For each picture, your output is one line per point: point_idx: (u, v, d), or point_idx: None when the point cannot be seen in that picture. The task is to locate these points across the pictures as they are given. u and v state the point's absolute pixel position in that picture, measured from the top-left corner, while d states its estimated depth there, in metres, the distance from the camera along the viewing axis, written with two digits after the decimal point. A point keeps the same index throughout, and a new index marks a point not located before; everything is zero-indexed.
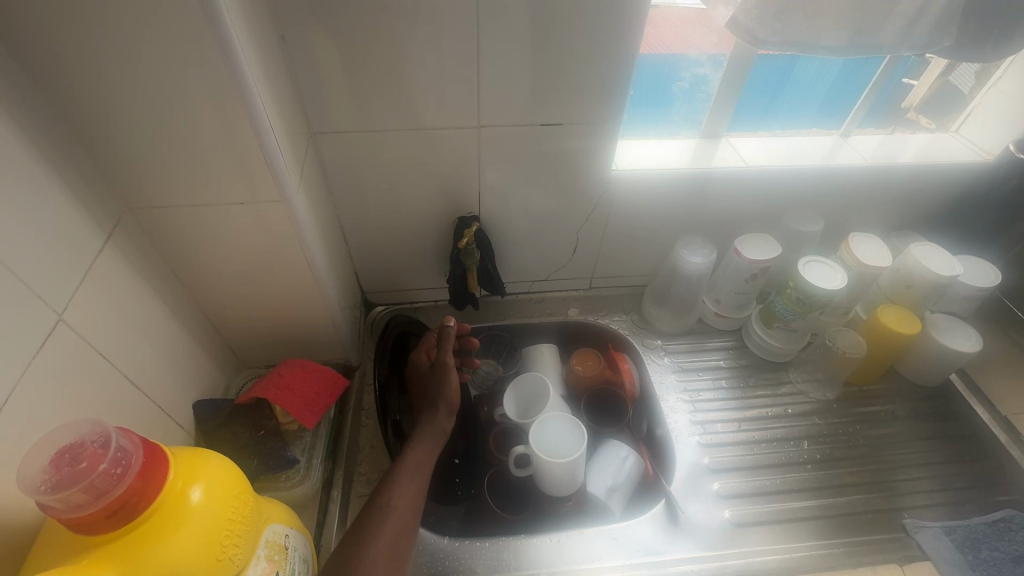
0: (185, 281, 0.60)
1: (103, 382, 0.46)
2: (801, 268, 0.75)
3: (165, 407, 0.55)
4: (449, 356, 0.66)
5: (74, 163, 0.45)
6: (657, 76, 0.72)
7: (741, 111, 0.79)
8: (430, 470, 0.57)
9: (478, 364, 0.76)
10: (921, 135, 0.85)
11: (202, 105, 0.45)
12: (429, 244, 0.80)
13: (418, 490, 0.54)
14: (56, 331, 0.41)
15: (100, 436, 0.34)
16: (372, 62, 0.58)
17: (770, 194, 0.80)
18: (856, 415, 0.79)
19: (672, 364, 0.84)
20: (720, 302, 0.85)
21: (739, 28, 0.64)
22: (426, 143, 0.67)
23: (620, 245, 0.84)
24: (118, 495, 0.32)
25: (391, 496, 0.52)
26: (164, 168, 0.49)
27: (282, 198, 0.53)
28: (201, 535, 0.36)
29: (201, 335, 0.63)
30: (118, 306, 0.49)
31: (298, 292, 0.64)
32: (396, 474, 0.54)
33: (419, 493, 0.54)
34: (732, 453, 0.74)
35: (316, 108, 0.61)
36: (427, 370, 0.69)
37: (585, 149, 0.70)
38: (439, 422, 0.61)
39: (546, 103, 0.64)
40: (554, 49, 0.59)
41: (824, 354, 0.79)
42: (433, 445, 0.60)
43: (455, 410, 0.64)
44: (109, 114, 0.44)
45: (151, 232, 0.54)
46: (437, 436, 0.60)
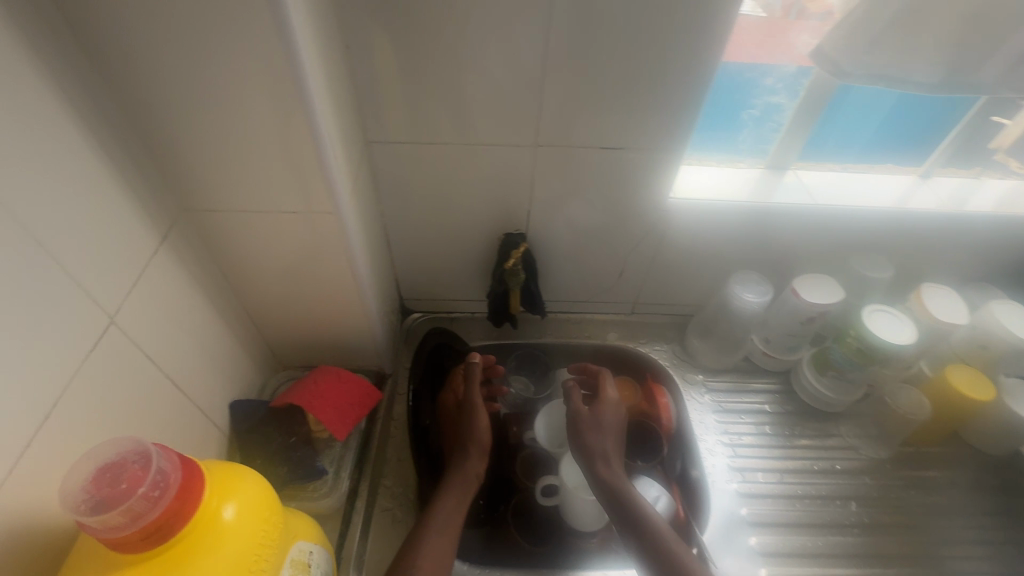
0: (232, 281, 0.60)
1: (148, 383, 0.46)
2: (867, 318, 0.70)
3: (202, 407, 0.55)
4: (477, 396, 0.65)
5: (136, 166, 0.45)
6: (726, 101, 0.68)
7: (814, 143, 0.74)
8: (461, 519, 0.56)
9: (505, 391, 0.77)
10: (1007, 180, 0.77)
11: (265, 115, 0.45)
12: (472, 257, 0.78)
13: (450, 541, 0.53)
14: (107, 333, 0.41)
15: (140, 455, 0.34)
16: (434, 75, 0.57)
17: (837, 234, 0.75)
18: (909, 479, 0.74)
19: (713, 403, 0.80)
20: (769, 341, 0.81)
21: (824, 58, 0.61)
22: (481, 158, 0.65)
23: (669, 273, 0.81)
24: (154, 518, 0.32)
25: (418, 552, 0.51)
26: (219, 173, 0.49)
27: (333, 210, 0.53)
28: (233, 559, 0.36)
29: (242, 335, 0.64)
30: (166, 308, 0.49)
31: (340, 299, 0.64)
32: (426, 526, 0.54)
33: (451, 544, 0.53)
34: (772, 507, 0.70)
35: (374, 117, 0.61)
36: (455, 411, 0.68)
37: (642, 174, 0.67)
38: (469, 467, 0.60)
39: (607, 126, 0.62)
40: (623, 71, 0.57)
41: (879, 410, 0.75)
42: (464, 492, 0.59)
43: (488, 449, 0.63)
44: (174, 119, 0.44)
45: (204, 234, 0.54)
46: (468, 483, 0.60)
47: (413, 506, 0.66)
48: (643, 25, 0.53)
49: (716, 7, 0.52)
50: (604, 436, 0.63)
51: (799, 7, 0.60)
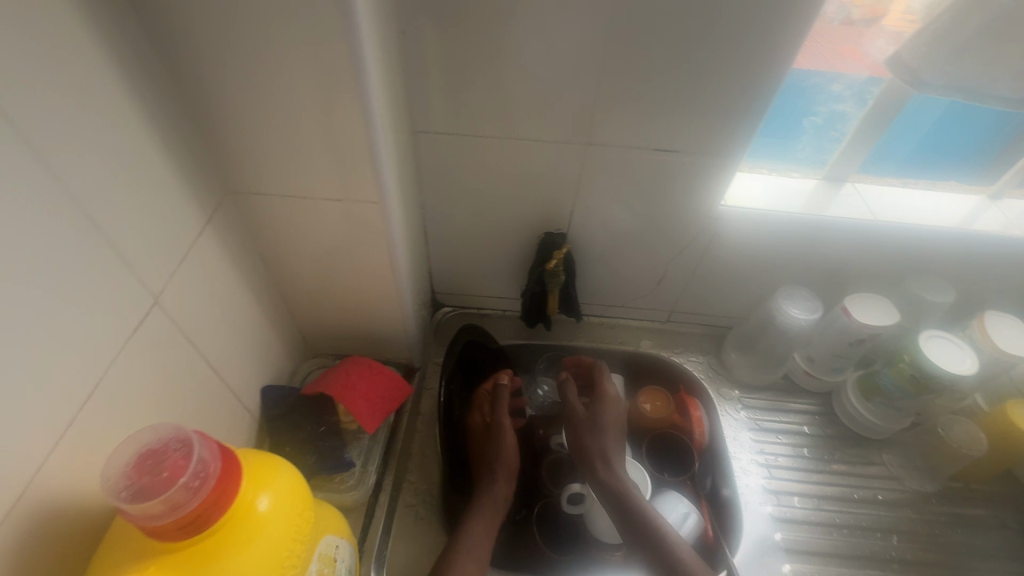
0: (270, 265, 0.59)
1: (187, 366, 0.46)
2: (924, 344, 0.66)
3: (236, 391, 0.55)
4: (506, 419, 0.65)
5: (187, 145, 0.44)
6: (787, 107, 0.65)
7: (877, 155, 0.71)
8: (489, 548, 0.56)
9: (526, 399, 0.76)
10: None
11: (319, 101, 0.43)
12: (509, 255, 0.77)
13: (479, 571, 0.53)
14: (151, 314, 0.41)
15: (182, 443, 0.33)
16: (489, 67, 0.55)
17: (896, 254, 0.71)
18: (956, 516, 0.70)
19: (749, 420, 0.77)
20: (812, 361, 0.78)
21: (898, 66, 0.57)
22: (528, 154, 0.63)
23: (712, 282, 0.78)
24: (193, 508, 0.31)
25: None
26: (267, 156, 0.48)
27: (379, 201, 0.51)
28: (267, 554, 0.35)
29: (276, 319, 0.63)
30: (208, 290, 0.48)
31: (376, 290, 0.63)
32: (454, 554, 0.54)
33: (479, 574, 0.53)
34: (807, 534, 0.67)
35: (422, 107, 0.59)
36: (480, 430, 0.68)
37: (695, 179, 0.64)
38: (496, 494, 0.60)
39: (664, 127, 0.59)
40: (686, 70, 0.54)
41: (928, 442, 0.71)
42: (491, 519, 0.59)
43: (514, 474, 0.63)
44: (227, 100, 0.43)
45: (247, 217, 0.53)
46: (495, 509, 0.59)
47: (437, 503, 0.66)
48: (712, 23, 0.51)
49: (794, 7, 0.49)
50: (606, 433, 0.64)
51: (845, 13, 0.57)
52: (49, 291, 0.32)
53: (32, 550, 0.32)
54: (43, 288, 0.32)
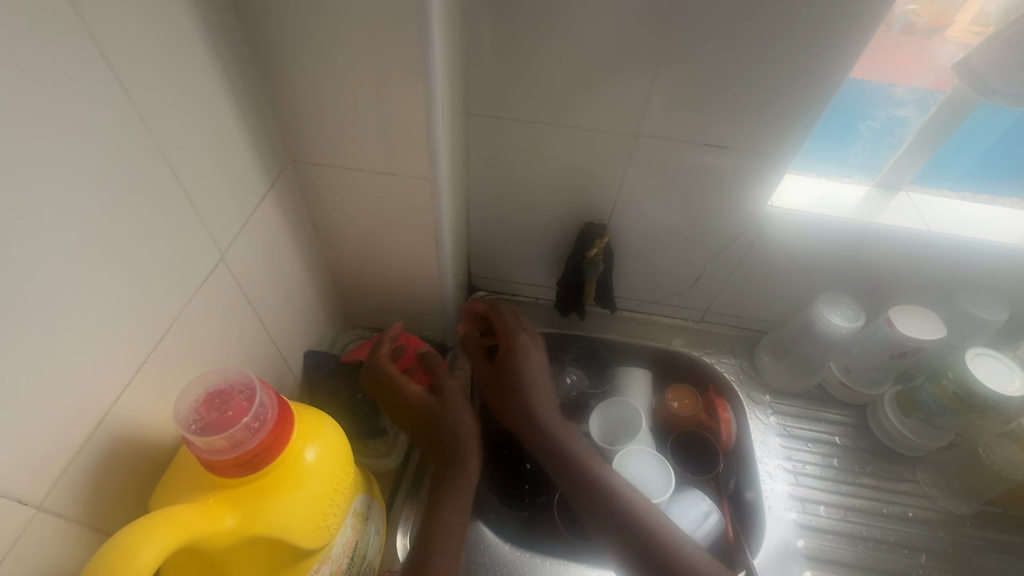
0: (320, 235, 0.62)
1: (244, 322, 0.49)
2: (970, 361, 0.64)
3: (282, 351, 0.58)
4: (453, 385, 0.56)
5: (257, 112, 0.47)
6: (844, 109, 0.64)
7: (936, 166, 0.68)
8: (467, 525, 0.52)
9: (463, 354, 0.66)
10: None
11: (384, 76, 0.45)
12: (548, 243, 0.77)
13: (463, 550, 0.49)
14: (217, 269, 0.44)
15: (246, 387, 0.35)
16: (546, 54, 0.56)
17: (948, 267, 0.69)
18: (991, 541, 0.68)
19: (778, 425, 0.76)
20: (850, 372, 0.76)
21: (969, 71, 0.55)
22: (576, 142, 0.64)
23: (751, 284, 0.77)
24: (251, 447, 0.33)
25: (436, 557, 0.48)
26: (329, 128, 0.50)
27: (430, 178, 0.53)
28: (312, 500, 0.37)
29: (321, 287, 0.66)
30: (265, 252, 0.51)
31: (418, 267, 0.65)
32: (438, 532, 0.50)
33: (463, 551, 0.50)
34: (831, 544, 0.66)
35: (477, 89, 0.60)
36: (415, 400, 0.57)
37: (743, 176, 0.64)
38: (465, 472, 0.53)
39: (716, 122, 0.59)
40: (745, 66, 0.54)
41: (967, 463, 0.68)
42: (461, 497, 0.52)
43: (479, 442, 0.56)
44: (298, 71, 0.45)
45: (304, 186, 0.56)
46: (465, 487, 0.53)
47: None
48: (776, 18, 0.50)
49: (864, 6, 0.48)
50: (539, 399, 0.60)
51: (906, 21, 0.56)
52: (134, 238, 0.35)
53: (106, 472, 0.35)
54: (130, 234, 0.34)
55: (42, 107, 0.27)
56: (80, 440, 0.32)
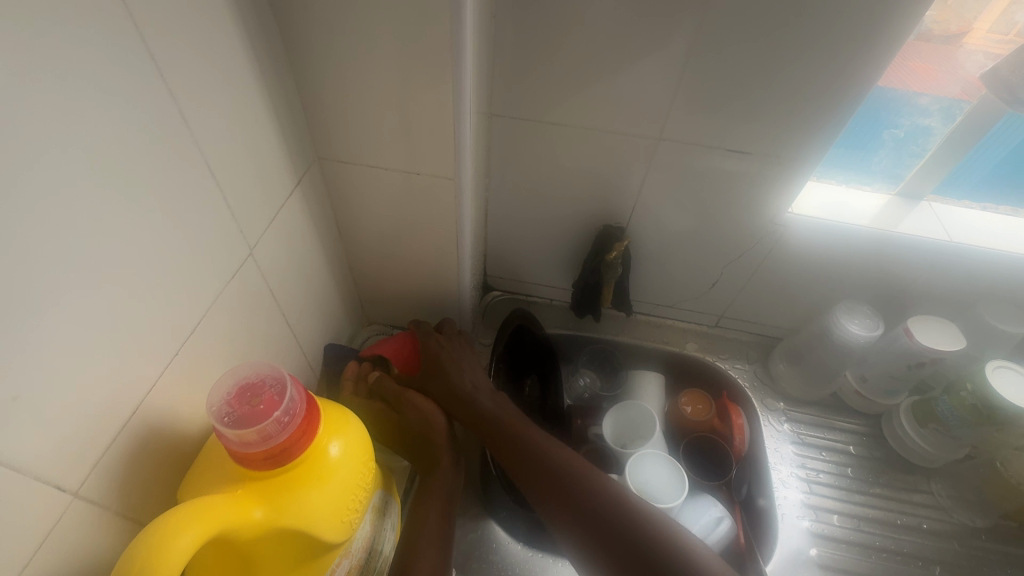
0: (342, 232, 0.62)
1: (268, 316, 0.49)
2: (989, 373, 0.64)
3: (302, 346, 0.58)
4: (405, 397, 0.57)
5: (287, 110, 0.47)
6: (867, 117, 0.63)
7: (959, 176, 0.68)
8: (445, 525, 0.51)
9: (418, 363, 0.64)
10: None
11: (414, 76, 0.45)
12: (565, 244, 0.78)
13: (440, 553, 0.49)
14: (245, 263, 0.44)
15: (277, 381, 0.36)
16: (571, 58, 0.56)
17: (969, 278, 0.69)
18: (1005, 555, 0.67)
19: (791, 433, 0.76)
20: (865, 380, 0.75)
21: (997, 81, 0.55)
22: (597, 145, 0.64)
23: (768, 290, 0.77)
24: (280, 441, 0.34)
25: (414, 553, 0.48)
26: (357, 125, 0.50)
27: (454, 177, 0.53)
28: (336, 496, 0.38)
29: (341, 284, 0.66)
30: (290, 249, 0.51)
31: (437, 266, 0.65)
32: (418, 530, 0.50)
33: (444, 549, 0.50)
34: (843, 553, 0.66)
35: (500, 90, 0.61)
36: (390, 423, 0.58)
37: (764, 182, 0.63)
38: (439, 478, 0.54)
39: (740, 128, 0.59)
40: (771, 72, 0.54)
41: (985, 475, 0.68)
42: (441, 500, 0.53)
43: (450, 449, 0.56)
44: (328, 70, 0.46)
45: (329, 183, 0.56)
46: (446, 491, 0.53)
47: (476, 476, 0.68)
48: (805, 25, 0.50)
49: (894, 15, 0.48)
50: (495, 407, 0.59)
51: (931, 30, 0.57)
52: (169, 232, 0.35)
53: (139, 461, 0.35)
54: (166, 229, 0.35)
55: (88, 102, 0.28)
56: (116, 429, 0.33)
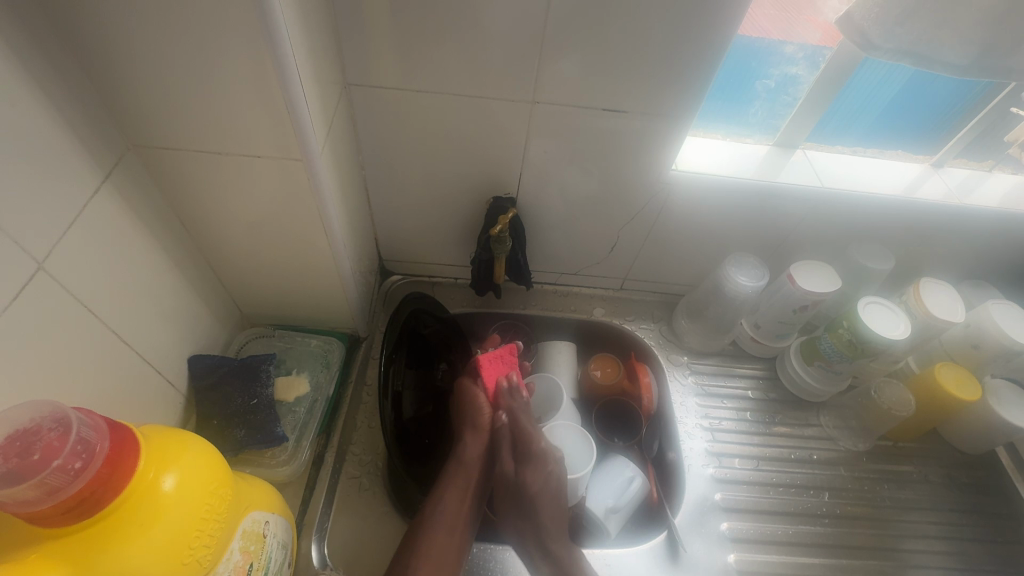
0: (192, 230, 0.55)
1: (86, 338, 0.42)
2: (861, 310, 0.68)
3: (155, 364, 0.51)
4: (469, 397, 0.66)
5: (72, 91, 0.39)
6: (739, 67, 0.64)
7: (826, 119, 0.70)
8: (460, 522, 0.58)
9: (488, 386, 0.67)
10: (1001, 178, 0.73)
11: (226, 43, 0.39)
12: (457, 221, 0.74)
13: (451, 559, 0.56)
14: (35, 281, 0.37)
15: (57, 423, 0.30)
16: (426, 17, 0.51)
17: (842, 221, 0.72)
18: (884, 472, 0.73)
19: (696, 385, 0.78)
20: (759, 327, 0.79)
21: (850, 25, 0.56)
22: (471, 112, 0.60)
23: (664, 250, 0.77)
24: (75, 491, 0.29)
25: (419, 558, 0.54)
26: (173, 107, 0.43)
27: (304, 158, 0.47)
28: (172, 537, 0.33)
29: (202, 287, 0.59)
30: (110, 255, 0.44)
31: (311, 257, 0.59)
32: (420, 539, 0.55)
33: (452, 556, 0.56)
34: (746, 494, 0.69)
35: (356, 57, 0.54)
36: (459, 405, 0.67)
37: (644, 142, 0.62)
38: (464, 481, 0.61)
39: (612, 86, 0.57)
40: (634, 25, 0.52)
41: (862, 403, 0.73)
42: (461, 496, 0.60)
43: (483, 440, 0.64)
44: (117, 41, 0.38)
45: (158, 176, 0.49)
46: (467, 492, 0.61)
47: (381, 474, 0.64)
48: None
49: None
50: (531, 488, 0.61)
51: None
52: None
53: None
54: None
55: None
56: None
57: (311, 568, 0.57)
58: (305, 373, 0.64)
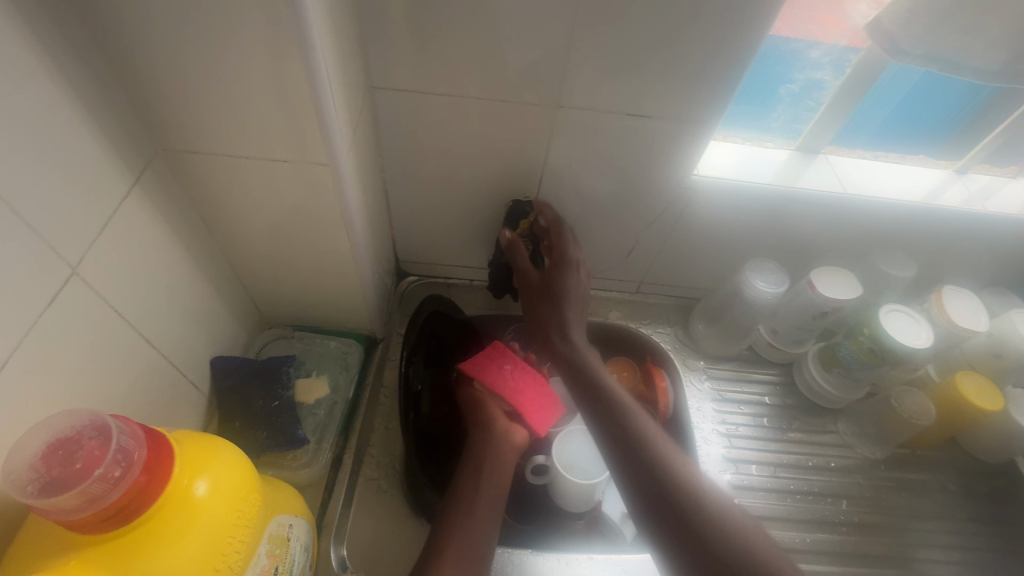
0: (215, 231, 0.55)
1: (115, 342, 0.42)
2: (882, 317, 0.67)
3: (179, 366, 0.52)
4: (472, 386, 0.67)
5: (106, 97, 0.39)
6: (766, 71, 0.63)
7: (850, 123, 0.69)
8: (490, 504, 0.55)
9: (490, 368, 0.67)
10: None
11: (259, 48, 0.39)
12: (475, 223, 0.74)
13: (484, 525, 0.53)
14: (68, 286, 0.37)
15: (97, 432, 0.31)
16: (452, 20, 0.51)
17: (864, 227, 0.71)
18: (901, 480, 0.72)
19: (712, 390, 0.78)
20: (776, 332, 0.78)
21: (879, 31, 0.55)
22: (494, 115, 0.59)
23: (682, 254, 0.77)
24: (114, 500, 0.29)
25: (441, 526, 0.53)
26: (202, 111, 0.43)
27: (330, 162, 0.47)
28: (205, 543, 0.33)
29: (224, 288, 0.59)
30: (138, 258, 0.44)
31: (332, 259, 0.59)
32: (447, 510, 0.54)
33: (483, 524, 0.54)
34: (763, 500, 0.69)
35: (380, 61, 0.54)
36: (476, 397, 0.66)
37: (666, 147, 0.62)
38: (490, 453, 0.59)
39: (637, 90, 0.56)
40: (661, 30, 0.51)
41: (880, 409, 0.73)
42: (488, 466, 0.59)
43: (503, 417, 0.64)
44: (151, 47, 0.38)
45: (184, 178, 0.49)
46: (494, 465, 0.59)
47: (399, 476, 0.65)
48: None
49: None
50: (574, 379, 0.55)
51: None
52: None
53: None
54: None
55: None
56: None
57: (332, 569, 0.57)
58: (325, 375, 0.65)
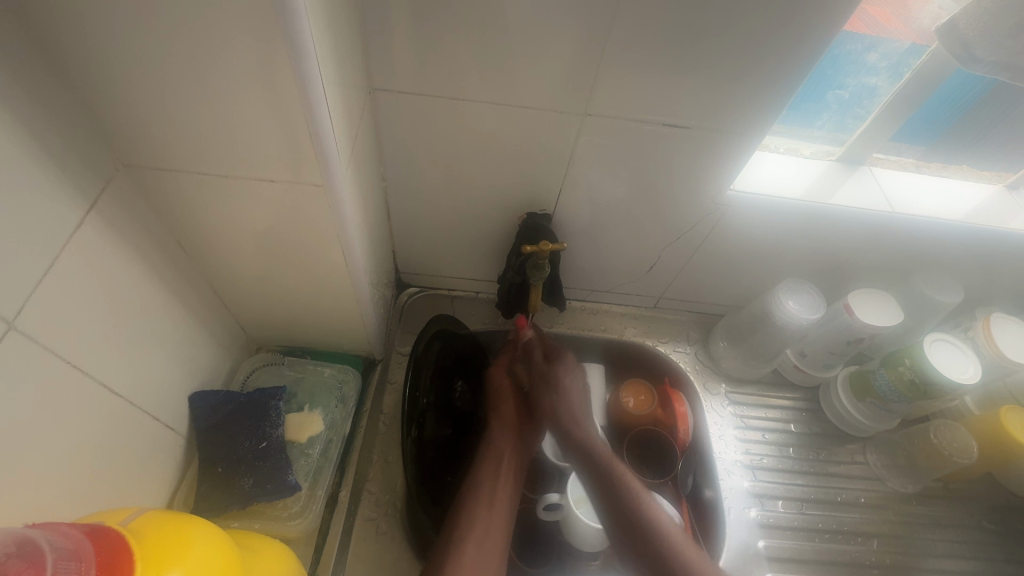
0: (192, 252, 0.48)
1: (70, 397, 0.36)
2: (927, 347, 0.62)
3: (151, 409, 0.45)
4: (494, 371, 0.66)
5: (51, 108, 0.32)
6: (813, 75, 0.56)
7: (900, 134, 0.63)
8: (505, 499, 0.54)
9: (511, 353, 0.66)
10: None
11: (238, 52, 0.32)
12: (484, 235, 0.67)
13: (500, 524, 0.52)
14: (4, 343, 0.31)
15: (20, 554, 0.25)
16: (469, 16, 0.44)
17: (908, 248, 0.65)
18: (933, 517, 0.68)
19: (735, 416, 0.73)
20: (804, 356, 0.73)
21: (951, 33, 0.48)
22: (509, 123, 0.53)
23: (707, 270, 0.71)
24: None
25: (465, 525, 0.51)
26: (171, 123, 0.36)
27: (326, 182, 0.41)
28: None
29: (205, 313, 0.53)
30: (96, 296, 0.38)
31: (326, 282, 0.53)
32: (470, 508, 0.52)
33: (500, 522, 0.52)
34: (789, 540, 0.65)
35: (384, 58, 0.47)
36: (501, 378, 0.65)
37: (701, 160, 0.55)
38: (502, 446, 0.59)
39: (675, 99, 0.50)
40: (709, 33, 0.44)
41: (914, 442, 0.68)
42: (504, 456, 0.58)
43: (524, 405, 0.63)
44: (106, 47, 0.31)
45: (153, 196, 0.42)
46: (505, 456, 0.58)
47: (400, 516, 0.58)
48: None
49: None
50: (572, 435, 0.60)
51: None
52: None
53: None
54: None
55: None
56: None
57: None
58: (319, 410, 0.59)
